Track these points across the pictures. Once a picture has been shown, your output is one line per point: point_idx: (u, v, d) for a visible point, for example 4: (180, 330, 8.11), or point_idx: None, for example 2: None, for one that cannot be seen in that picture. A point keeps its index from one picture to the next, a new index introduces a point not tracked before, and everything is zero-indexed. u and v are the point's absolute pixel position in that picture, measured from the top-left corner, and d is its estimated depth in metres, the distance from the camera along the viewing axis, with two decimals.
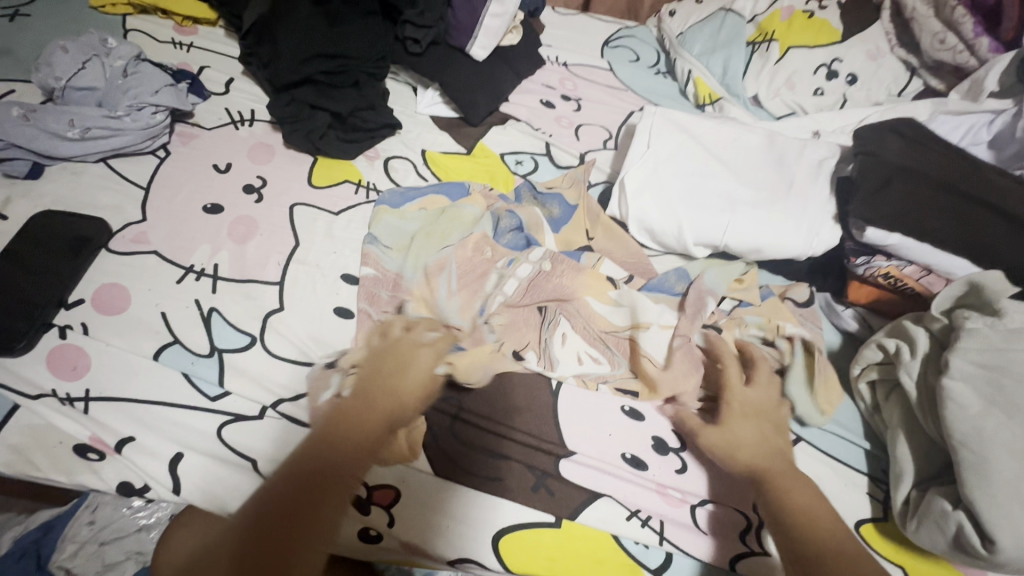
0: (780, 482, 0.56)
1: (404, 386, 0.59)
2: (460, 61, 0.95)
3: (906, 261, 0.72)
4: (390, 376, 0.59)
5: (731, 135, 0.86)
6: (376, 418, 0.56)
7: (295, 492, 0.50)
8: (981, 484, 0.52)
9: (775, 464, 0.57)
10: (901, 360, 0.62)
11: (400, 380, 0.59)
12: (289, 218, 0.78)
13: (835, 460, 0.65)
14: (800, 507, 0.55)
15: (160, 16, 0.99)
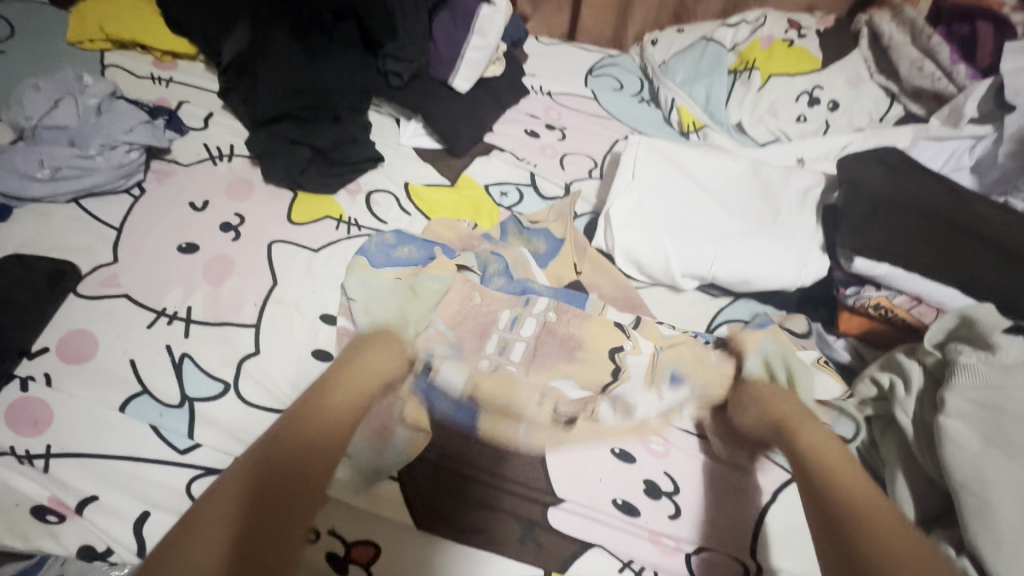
0: (798, 426, 0.59)
1: (364, 376, 0.60)
2: (443, 93, 0.94)
3: (896, 291, 0.70)
4: (341, 373, 0.60)
5: (717, 163, 0.85)
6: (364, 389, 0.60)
7: (269, 474, 0.48)
8: (982, 527, 0.50)
9: (811, 432, 0.58)
10: (896, 396, 0.61)
11: (337, 391, 0.58)
12: (267, 257, 0.76)
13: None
14: (854, 490, 0.52)
15: (139, 50, 0.98)
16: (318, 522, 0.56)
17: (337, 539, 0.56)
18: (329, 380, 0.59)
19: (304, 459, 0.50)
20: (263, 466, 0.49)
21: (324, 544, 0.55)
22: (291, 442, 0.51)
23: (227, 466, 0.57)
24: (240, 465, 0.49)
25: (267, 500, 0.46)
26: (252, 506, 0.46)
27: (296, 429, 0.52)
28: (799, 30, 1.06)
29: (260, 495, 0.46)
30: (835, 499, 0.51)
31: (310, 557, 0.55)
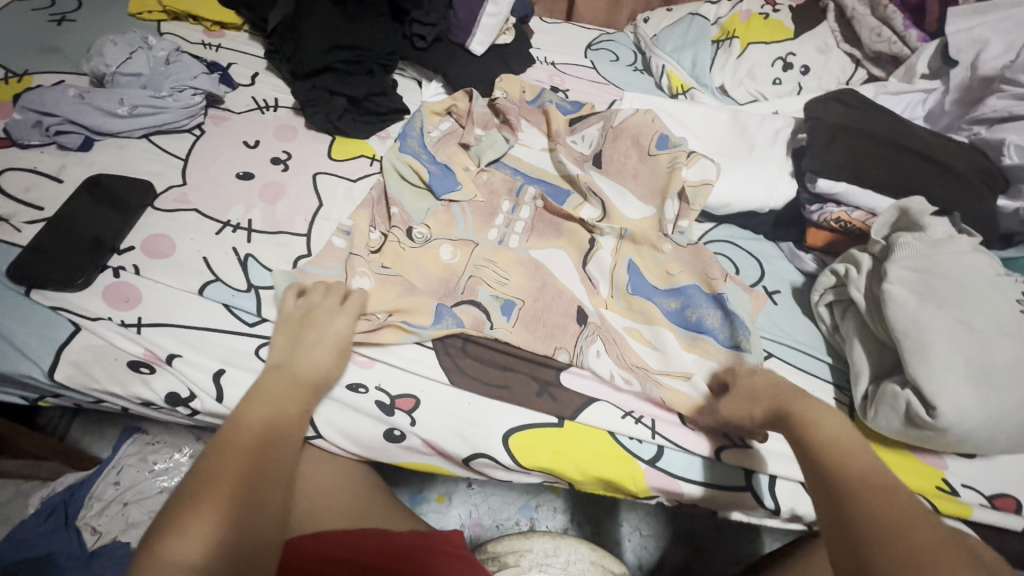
0: (804, 407, 0.54)
1: (317, 350, 0.62)
2: (460, 55, 1.07)
3: (853, 206, 0.82)
4: (295, 369, 0.60)
5: (701, 112, 0.98)
6: (296, 388, 0.59)
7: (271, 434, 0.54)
8: (919, 360, 0.62)
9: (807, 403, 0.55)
10: (850, 277, 0.73)
11: (305, 366, 0.61)
12: (313, 184, 0.88)
13: (805, 373, 0.75)
14: (869, 467, 0.47)
15: (190, 22, 1.11)
16: (367, 379, 0.67)
17: (383, 390, 0.66)
18: (303, 354, 0.62)
19: (266, 425, 0.54)
20: (252, 444, 0.52)
21: (372, 395, 0.66)
22: (268, 439, 0.53)
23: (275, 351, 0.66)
24: (242, 416, 0.54)
25: (268, 449, 0.52)
26: (260, 450, 0.52)
27: (275, 426, 0.55)
28: (773, 5, 1.20)
29: (253, 472, 0.50)
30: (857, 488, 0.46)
31: (363, 404, 0.66)
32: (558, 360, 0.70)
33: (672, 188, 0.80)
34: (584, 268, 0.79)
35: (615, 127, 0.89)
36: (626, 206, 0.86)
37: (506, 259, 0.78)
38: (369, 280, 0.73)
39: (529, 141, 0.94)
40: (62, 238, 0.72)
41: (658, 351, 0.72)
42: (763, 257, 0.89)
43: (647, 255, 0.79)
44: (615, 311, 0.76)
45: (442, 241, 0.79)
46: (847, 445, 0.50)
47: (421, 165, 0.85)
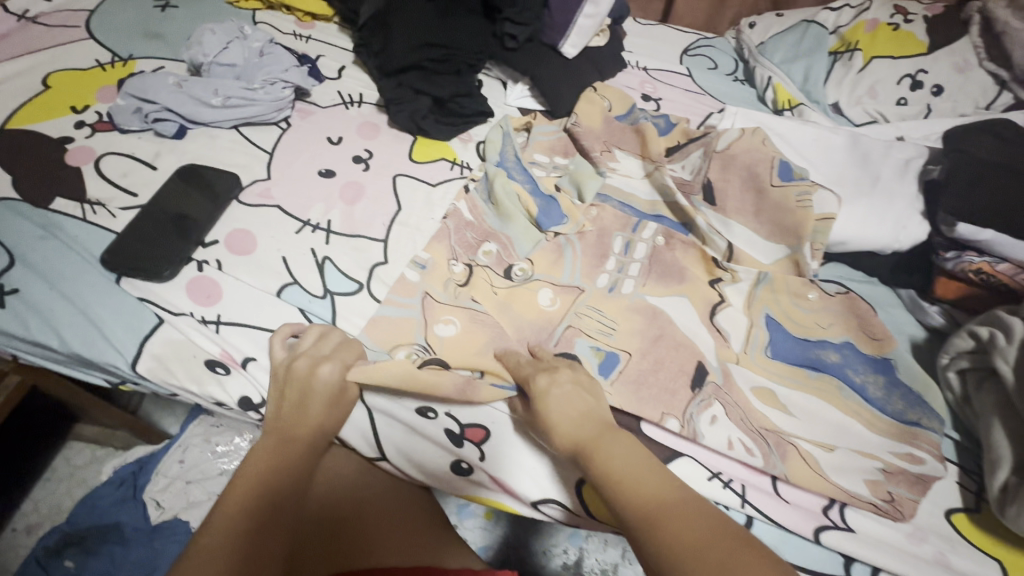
0: (599, 447, 0.48)
1: (319, 399, 0.58)
2: (551, 57, 1.02)
3: (1000, 258, 0.71)
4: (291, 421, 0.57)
5: (814, 133, 0.88)
6: (292, 447, 0.55)
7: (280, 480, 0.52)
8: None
9: (612, 440, 0.49)
10: (996, 345, 0.62)
11: (308, 413, 0.57)
12: (393, 187, 0.85)
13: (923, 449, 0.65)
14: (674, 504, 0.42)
15: (284, 12, 1.11)
16: (436, 403, 0.63)
17: (452, 418, 0.63)
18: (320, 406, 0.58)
19: (263, 471, 0.52)
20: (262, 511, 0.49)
21: (441, 422, 0.63)
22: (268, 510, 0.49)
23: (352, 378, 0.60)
24: (245, 470, 0.52)
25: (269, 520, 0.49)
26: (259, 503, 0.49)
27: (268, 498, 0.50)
28: (906, 15, 1.07)
29: (262, 524, 0.48)
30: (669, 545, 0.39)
31: (432, 432, 0.63)
32: (666, 427, 0.62)
33: (806, 226, 0.75)
34: (713, 320, 0.73)
35: (719, 152, 0.83)
36: (756, 249, 0.79)
37: (615, 309, 0.72)
38: (457, 320, 0.69)
39: (628, 169, 0.90)
40: (145, 231, 0.73)
41: (795, 416, 0.65)
42: (878, 305, 0.78)
43: (784, 307, 0.73)
44: (747, 369, 0.69)
45: (543, 285, 0.75)
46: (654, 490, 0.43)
47: (522, 195, 0.82)
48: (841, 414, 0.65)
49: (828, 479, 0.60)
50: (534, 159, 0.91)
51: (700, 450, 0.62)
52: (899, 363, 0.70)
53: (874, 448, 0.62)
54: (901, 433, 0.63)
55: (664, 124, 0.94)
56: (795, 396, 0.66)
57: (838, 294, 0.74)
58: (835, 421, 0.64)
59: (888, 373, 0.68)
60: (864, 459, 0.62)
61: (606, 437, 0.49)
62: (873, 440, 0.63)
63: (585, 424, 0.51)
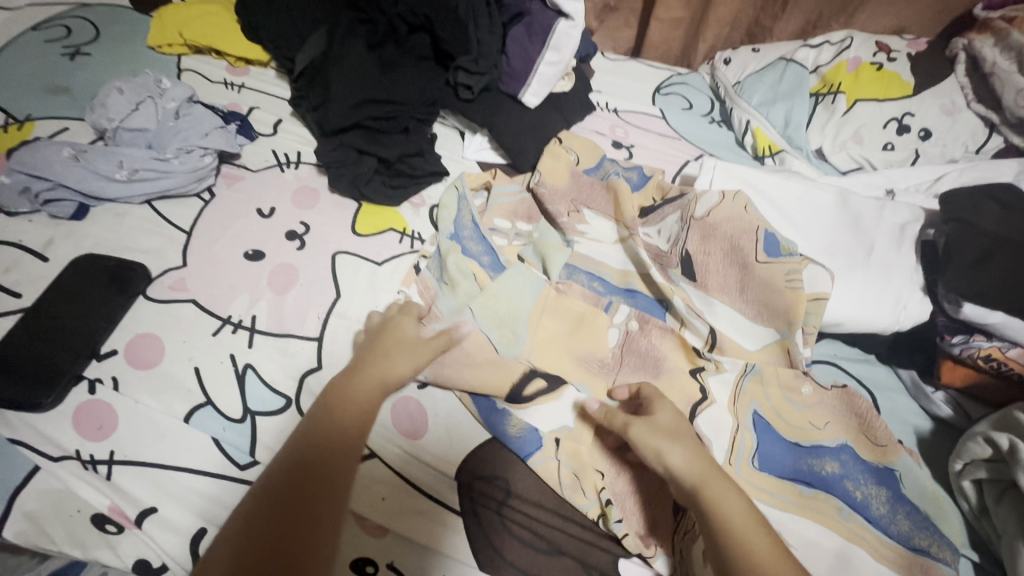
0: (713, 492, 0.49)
1: (404, 353, 0.59)
2: (511, 107, 0.92)
3: (1010, 342, 0.63)
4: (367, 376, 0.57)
5: (800, 191, 0.81)
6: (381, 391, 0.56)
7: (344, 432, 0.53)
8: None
9: (723, 484, 0.50)
10: (1018, 460, 0.55)
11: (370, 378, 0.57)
12: (332, 268, 0.75)
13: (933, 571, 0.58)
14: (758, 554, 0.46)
15: (214, 56, 1.00)
16: (377, 554, 0.54)
17: (396, 573, 0.53)
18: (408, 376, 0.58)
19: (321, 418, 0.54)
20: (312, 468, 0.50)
21: None
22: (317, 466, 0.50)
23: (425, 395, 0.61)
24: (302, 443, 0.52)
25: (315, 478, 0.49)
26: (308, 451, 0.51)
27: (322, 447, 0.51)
28: (888, 53, 1.00)
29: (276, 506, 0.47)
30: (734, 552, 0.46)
31: None
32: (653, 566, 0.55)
33: (800, 309, 0.65)
34: (692, 424, 0.62)
35: (698, 220, 0.73)
36: (741, 332, 0.69)
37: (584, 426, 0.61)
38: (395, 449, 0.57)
39: (599, 233, 0.80)
40: (77, 293, 0.66)
41: (791, 545, 0.56)
42: (877, 389, 0.70)
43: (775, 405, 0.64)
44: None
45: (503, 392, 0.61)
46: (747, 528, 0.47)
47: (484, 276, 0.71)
48: (843, 542, 0.56)
49: None
50: (494, 225, 0.80)
51: None
52: (905, 476, 0.61)
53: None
54: (908, 565, 0.55)
55: (638, 176, 0.86)
56: (791, 521, 0.57)
57: (834, 389, 0.66)
58: (835, 552, 0.55)
59: (891, 486, 0.60)
60: None
61: (714, 469, 0.51)
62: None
63: (697, 460, 0.52)
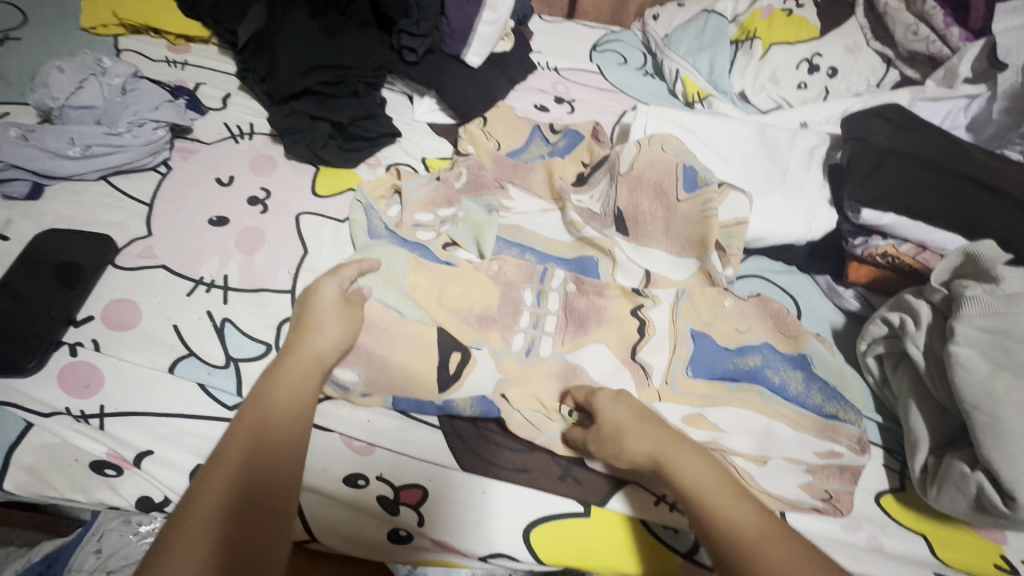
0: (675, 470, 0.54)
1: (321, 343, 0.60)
2: (455, 67, 0.97)
3: (901, 240, 0.74)
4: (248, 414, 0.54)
5: (724, 128, 0.89)
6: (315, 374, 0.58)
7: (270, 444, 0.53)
8: (1013, 452, 0.54)
9: (682, 454, 0.55)
10: (907, 331, 0.65)
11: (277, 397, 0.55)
12: (296, 228, 0.78)
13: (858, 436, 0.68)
14: (733, 522, 0.50)
15: (153, 35, 0.99)
16: (367, 469, 0.60)
17: (386, 483, 0.59)
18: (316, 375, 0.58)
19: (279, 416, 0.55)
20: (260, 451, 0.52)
21: (374, 489, 0.59)
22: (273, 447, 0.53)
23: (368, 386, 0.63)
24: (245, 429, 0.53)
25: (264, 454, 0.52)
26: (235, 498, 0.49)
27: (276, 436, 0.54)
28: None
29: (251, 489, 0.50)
30: (712, 527, 0.50)
31: (363, 502, 0.58)
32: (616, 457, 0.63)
33: (711, 236, 0.74)
34: (635, 358, 0.70)
35: (624, 174, 0.81)
36: (669, 268, 0.78)
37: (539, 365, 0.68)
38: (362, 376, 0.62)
39: (524, 208, 0.88)
40: (30, 285, 0.65)
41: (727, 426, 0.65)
42: (799, 293, 0.80)
43: (706, 318, 0.73)
44: (671, 402, 0.67)
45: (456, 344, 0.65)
46: (722, 502, 0.51)
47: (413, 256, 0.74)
48: (767, 420, 0.65)
49: (762, 488, 0.62)
50: (416, 221, 0.82)
51: None
52: (815, 358, 0.70)
53: (800, 451, 0.64)
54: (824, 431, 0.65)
55: (565, 148, 0.95)
56: (723, 412, 0.66)
57: (750, 298, 0.75)
58: (760, 428, 0.65)
59: (804, 368, 0.69)
60: (790, 463, 0.64)
61: (671, 447, 0.55)
62: (800, 442, 0.64)
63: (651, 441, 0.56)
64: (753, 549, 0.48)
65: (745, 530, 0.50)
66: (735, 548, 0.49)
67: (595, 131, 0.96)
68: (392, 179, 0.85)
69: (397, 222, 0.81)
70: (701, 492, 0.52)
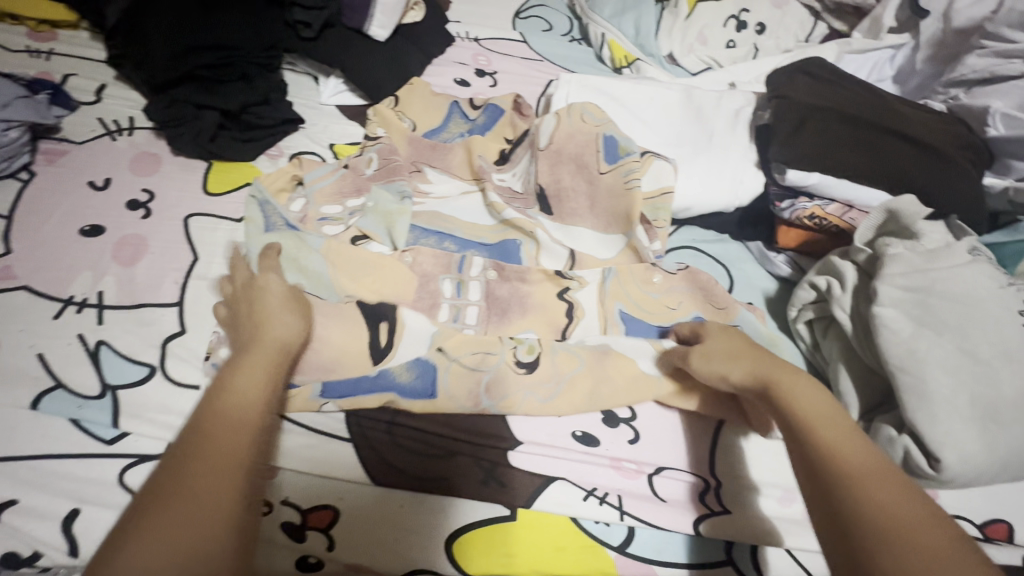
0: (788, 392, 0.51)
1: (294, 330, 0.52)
2: (360, 42, 0.89)
3: (827, 200, 0.71)
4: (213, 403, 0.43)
5: (650, 93, 0.84)
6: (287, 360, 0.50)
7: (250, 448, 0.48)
8: (934, 410, 0.53)
9: (793, 380, 0.51)
10: (833, 295, 0.63)
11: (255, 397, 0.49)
12: (184, 231, 0.70)
13: None
14: (843, 454, 0.45)
15: (10, 22, 0.88)
16: (269, 494, 0.54)
17: (291, 507, 0.54)
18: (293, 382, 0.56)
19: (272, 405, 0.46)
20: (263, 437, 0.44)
21: (278, 516, 0.53)
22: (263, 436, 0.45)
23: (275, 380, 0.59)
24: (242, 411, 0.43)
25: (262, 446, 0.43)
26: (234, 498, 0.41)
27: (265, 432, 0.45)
28: None
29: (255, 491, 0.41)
30: (817, 454, 0.46)
31: (265, 532, 0.53)
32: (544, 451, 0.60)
33: (635, 210, 0.70)
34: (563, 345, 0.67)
35: (544, 149, 0.76)
36: (596, 246, 0.74)
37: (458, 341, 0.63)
38: None
39: (443, 191, 0.82)
40: None
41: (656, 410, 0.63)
42: (730, 261, 0.77)
43: (635, 296, 0.70)
44: None
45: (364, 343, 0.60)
46: (838, 443, 0.46)
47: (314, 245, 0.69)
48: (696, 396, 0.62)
49: (693, 470, 0.61)
50: (323, 215, 0.75)
51: (577, 465, 0.59)
52: (746, 328, 0.68)
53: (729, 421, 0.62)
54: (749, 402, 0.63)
55: (486, 123, 0.89)
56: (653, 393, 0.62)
57: (680, 271, 0.71)
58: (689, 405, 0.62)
59: None
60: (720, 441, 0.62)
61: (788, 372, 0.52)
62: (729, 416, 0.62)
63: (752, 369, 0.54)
64: (865, 486, 0.42)
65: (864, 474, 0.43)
66: (846, 481, 0.43)
67: (517, 103, 0.90)
68: (292, 170, 0.77)
69: (301, 217, 0.74)
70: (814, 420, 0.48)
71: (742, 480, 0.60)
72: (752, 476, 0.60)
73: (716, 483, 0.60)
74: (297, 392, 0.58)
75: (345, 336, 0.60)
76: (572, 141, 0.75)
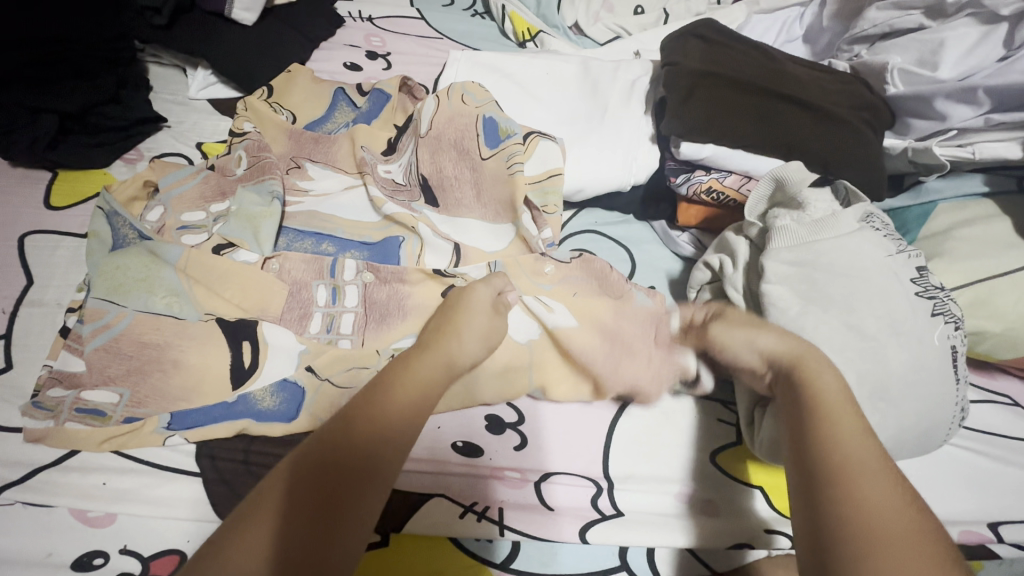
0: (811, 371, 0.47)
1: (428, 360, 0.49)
2: (221, 26, 0.84)
3: (725, 172, 0.67)
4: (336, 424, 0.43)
5: (543, 67, 0.79)
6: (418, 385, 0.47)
7: (355, 427, 0.42)
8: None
9: (815, 370, 0.47)
10: (725, 274, 0.59)
11: (403, 389, 0.46)
12: (19, 252, 0.63)
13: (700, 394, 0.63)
14: (850, 459, 0.42)
15: None
16: (105, 544, 0.48)
17: (130, 555, 0.47)
18: (417, 347, 0.51)
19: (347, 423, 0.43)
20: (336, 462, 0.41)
21: (114, 566, 0.47)
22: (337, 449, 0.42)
23: (111, 416, 0.52)
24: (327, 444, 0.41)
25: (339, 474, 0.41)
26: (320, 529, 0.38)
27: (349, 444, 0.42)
28: None
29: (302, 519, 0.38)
30: (818, 446, 0.43)
31: None
32: (422, 469, 0.55)
33: (518, 197, 0.64)
34: None
35: (425, 136, 0.70)
36: (487, 238, 0.68)
37: (331, 358, 0.56)
38: (124, 392, 0.52)
39: (325, 188, 0.74)
40: None
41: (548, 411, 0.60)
42: (633, 243, 0.73)
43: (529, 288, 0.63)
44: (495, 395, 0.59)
45: (216, 366, 0.54)
46: (846, 435, 0.43)
47: (154, 256, 0.59)
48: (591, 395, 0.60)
49: (584, 471, 0.57)
50: (183, 223, 0.67)
51: (457, 479, 0.55)
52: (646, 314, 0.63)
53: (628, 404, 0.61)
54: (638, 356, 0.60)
55: (373, 109, 0.82)
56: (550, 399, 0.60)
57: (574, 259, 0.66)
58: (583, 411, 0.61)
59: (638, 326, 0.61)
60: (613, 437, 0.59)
61: (815, 357, 0.48)
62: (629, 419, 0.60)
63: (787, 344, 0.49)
64: (855, 497, 0.40)
65: (862, 474, 0.41)
66: (842, 493, 0.40)
67: (406, 87, 0.82)
68: (145, 175, 0.69)
69: (157, 228, 0.66)
70: (831, 414, 0.44)
71: (633, 476, 0.57)
72: (646, 471, 0.57)
73: (608, 484, 0.56)
74: (142, 423, 0.52)
75: (194, 361, 0.54)
76: (452, 126, 0.69)
